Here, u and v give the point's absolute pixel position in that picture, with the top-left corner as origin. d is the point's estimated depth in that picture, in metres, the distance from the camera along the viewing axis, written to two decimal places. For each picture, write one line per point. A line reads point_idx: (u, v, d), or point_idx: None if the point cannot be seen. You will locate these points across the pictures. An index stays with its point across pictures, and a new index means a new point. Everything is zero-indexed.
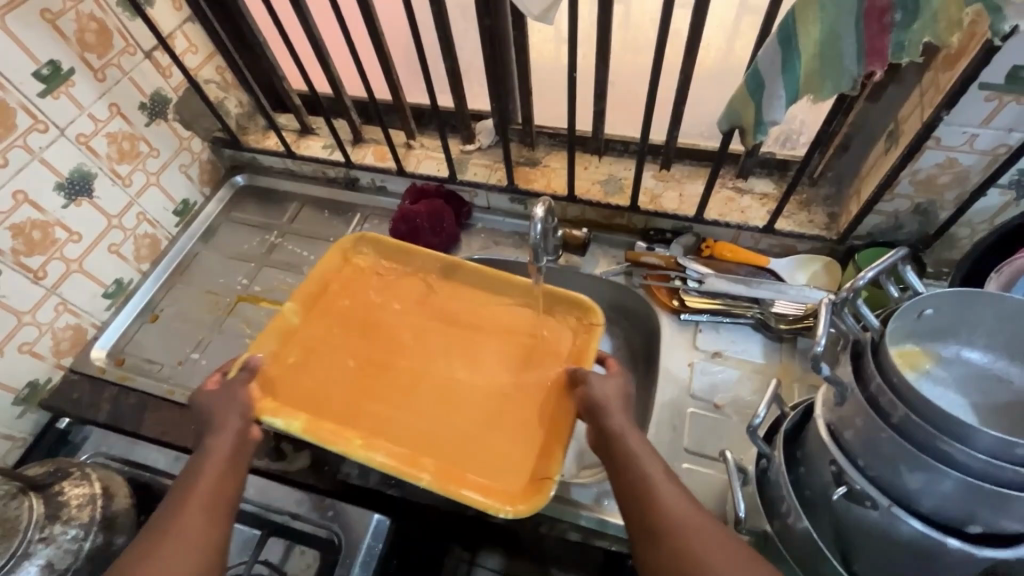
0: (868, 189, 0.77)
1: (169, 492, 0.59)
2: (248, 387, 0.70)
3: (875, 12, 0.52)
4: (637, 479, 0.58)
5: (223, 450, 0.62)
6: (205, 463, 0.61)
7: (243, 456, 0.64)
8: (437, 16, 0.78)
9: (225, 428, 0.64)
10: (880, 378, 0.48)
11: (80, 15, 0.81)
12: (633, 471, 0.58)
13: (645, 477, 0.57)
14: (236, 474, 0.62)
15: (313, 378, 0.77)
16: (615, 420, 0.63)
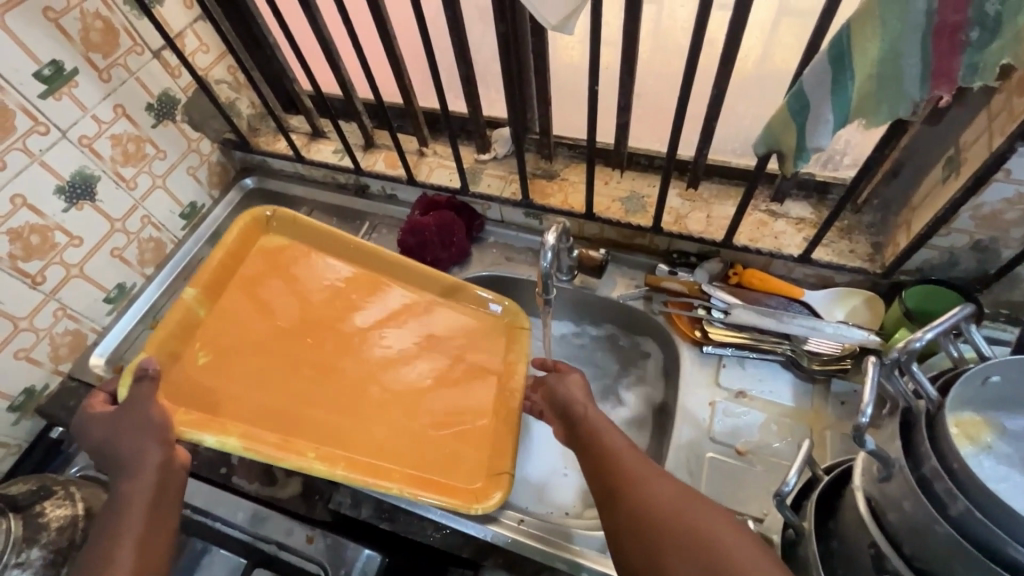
0: (920, 221, 0.69)
1: (95, 545, 0.59)
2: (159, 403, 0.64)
3: (946, 29, 0.44)
4: (600, 453, 0.59)
5: (138, 504, 0.60)
6: (125, 522, 0.59)
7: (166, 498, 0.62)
8: (452, 20, 0.72)
9: (141, 469, 0.61)
10: (936, 461, 0.41)
11: (85, 13, 0.78)
12: (604, 456, 0.58)
13: (608, 451, 0.59)
14: (165, 518, 0.61)
15: (223, 375, 0.73)
16: (581, 406, 0.65)
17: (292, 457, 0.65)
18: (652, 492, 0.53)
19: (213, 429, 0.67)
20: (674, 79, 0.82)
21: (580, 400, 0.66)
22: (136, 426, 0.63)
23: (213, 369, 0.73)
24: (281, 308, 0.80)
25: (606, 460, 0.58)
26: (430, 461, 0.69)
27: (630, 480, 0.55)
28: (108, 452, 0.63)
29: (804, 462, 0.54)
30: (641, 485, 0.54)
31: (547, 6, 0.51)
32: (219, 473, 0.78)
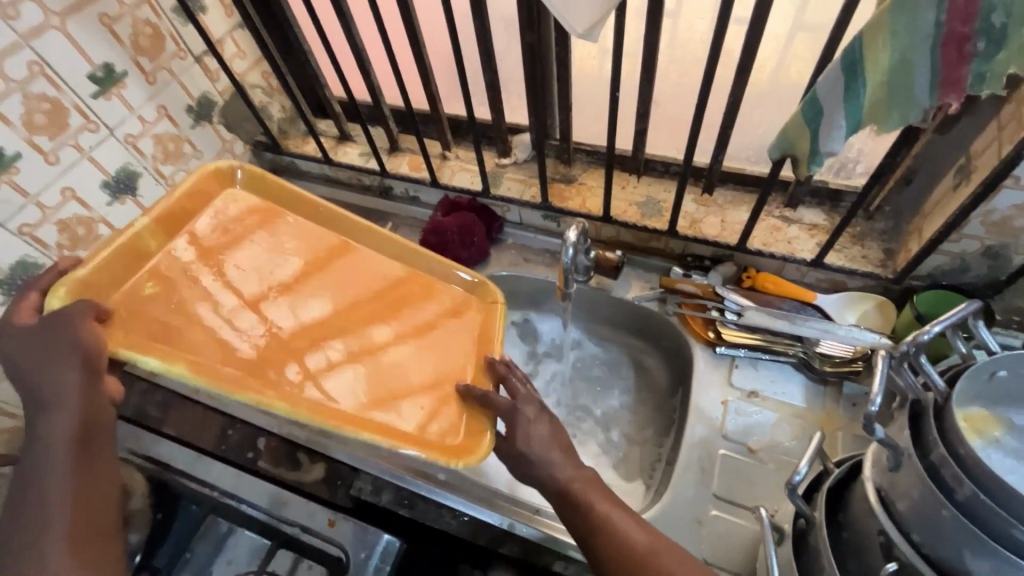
0: (932, 228, 0.71)
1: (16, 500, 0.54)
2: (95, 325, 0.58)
3: (955, 39, 0.47)
4: (594, 525, 0.55)
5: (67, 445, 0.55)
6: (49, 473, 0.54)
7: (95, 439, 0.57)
8: (480, 30, 0.76)
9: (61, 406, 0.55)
10: (943, 447, 0.43)
11: (136, 20, 0.83)
12: (596, 526, 0.55)
13: (605, 523, 0.55)
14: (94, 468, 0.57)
15: (172, 307, 0.65)
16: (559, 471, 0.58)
17: (250, 393, 0.58)
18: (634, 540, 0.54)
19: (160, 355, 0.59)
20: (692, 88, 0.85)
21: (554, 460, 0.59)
22: (57, 347, 0.56)
23: (160, 301, 0.65)
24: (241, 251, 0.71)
25: (580, 508, 0.56)
26: (405, 411, 0.62)
27: (611, 529, 0.55)
28: (28, 376, 0.57)
29: (816, 455, 0.56)
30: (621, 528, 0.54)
31: (575, 14, 0.54)
32: (244, 456, 0.81)
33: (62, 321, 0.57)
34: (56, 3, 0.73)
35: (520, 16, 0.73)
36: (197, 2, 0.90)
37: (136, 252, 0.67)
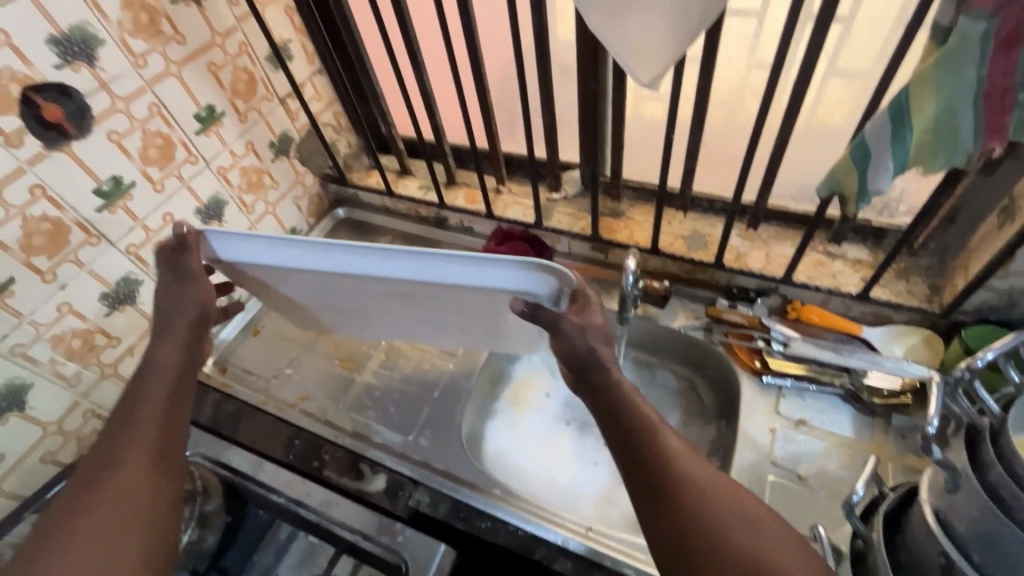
0: (978, 264, 0.73)
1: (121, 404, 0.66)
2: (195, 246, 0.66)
3: (995, 92, 0.51)
4: (641, 431, 0.59)
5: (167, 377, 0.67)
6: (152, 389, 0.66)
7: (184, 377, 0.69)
8: (543, 78, 0.84)
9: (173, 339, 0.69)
10: (1001, 468, 0.45)
11: (236, 67, 0.94)
12: (645, 433, 0.59)
13: (651, 429, 0.59)
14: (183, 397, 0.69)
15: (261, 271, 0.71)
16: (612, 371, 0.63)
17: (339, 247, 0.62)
18: (679, 457, 0.57)
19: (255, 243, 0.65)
20: (738, 133, 0.90)
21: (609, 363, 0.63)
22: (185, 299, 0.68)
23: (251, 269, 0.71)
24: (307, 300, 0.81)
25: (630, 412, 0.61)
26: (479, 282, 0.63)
27: (656, 438, 0.59)
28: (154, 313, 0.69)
29: (872, 479, 0.58)
30: (669, 442, 0.58)
31: (643, 67, 0.61)
32: (312, 465, 0.86)
33: (183, 272, 0.67)
34: (176, 54, 0.84)
35: (582, 66, 0.81)
36: (286, 51, 1.00)
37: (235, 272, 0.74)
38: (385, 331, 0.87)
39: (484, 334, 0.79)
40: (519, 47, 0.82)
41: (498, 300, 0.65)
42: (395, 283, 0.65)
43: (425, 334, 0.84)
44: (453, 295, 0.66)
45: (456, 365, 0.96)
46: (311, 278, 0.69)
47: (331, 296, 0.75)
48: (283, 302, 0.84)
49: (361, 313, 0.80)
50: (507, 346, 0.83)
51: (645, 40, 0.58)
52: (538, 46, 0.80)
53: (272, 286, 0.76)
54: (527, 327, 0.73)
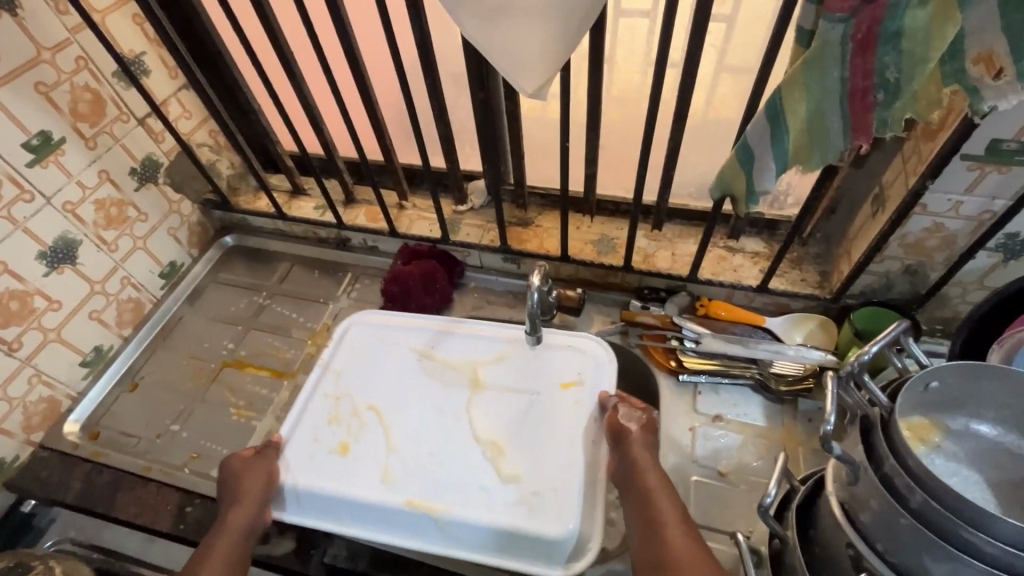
0: (859, 251, 0.77)
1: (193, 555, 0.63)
2: (354, 330, 0.82)
3: (858, 93, 0.52)
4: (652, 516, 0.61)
5: (235, 534, 0.64)
6: (216, 547, 0.63)
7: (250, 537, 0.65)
8: (432, 87, 0.79)
9: (246, 504, 0.65)
10: (894, 459, 0.47)
11: (75, 86, 0.81)
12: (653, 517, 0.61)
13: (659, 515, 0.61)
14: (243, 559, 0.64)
15: (358, 377, 0.78)
16: (638, 455, 0.65)
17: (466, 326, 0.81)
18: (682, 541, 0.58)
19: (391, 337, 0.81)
20: (635, 135, 0.90)
21: (640, 452, 0.66)
22: (256, 476, 0.67)
23: (350, 381, 0.77)
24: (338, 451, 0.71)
25: (648, 503, 0.62)
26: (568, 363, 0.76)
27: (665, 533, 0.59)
28: (229, 487, 0.67)
29: (783, 476, 0.59)
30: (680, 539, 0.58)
31: (525, 77, 0.57)
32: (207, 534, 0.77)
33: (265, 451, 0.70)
34: None
35: (470, 75, 0.77)
36: (139, 66, 0.88)
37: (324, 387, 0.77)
38: (400, 478, 0.69)
39: (531, 461, 0.69)
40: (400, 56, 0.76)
41: (563, 360, 0.76)
42: (499, 352, 0.78)
43: (458, 464, 0.69)
44: (527, 357, 0.77)
45: None
46: (418, 355, 0.79)
47: (397, 390, 0.76)
48: (312, 431, 0.73)
49: (399, 427, 0.73)
50: (548, 496, 0.66)
51: (527, 58, 0.56)
52: (422, 55, 0.75)
53: (344, 373, 0.78)
54: (548, 407, 0.73)
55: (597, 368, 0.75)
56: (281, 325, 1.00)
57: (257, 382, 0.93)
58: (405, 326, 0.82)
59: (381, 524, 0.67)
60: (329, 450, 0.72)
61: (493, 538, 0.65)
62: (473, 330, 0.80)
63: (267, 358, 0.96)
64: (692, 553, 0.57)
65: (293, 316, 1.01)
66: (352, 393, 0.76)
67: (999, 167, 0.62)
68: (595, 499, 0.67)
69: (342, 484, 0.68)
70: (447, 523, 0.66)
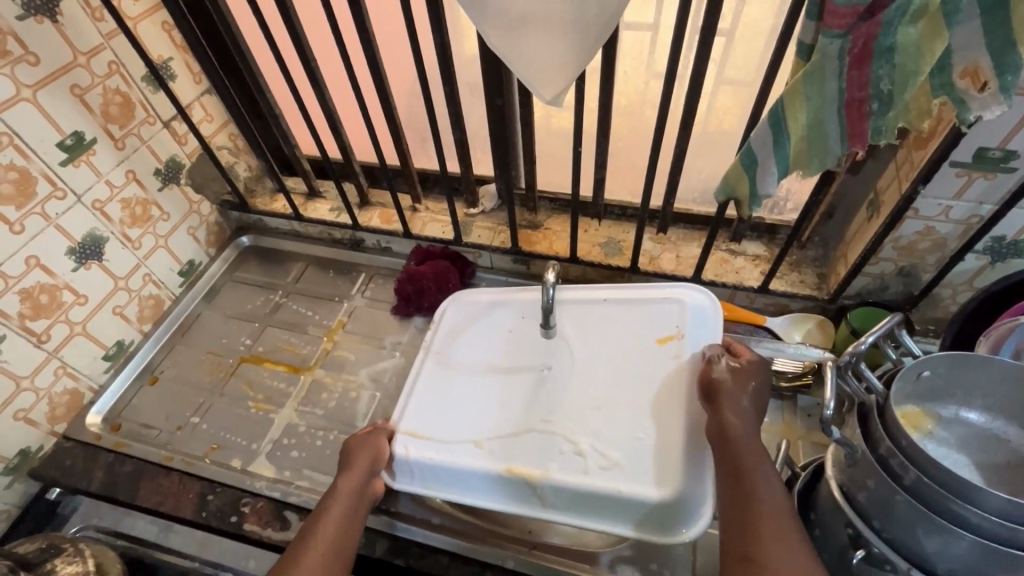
0: (855, 253, 0.81)
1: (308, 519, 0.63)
2: (447, 316, 0.82)
3: (853, 102, 0.56)
4: (744, 498, 0.55)
5: (350, 495, 0.65)
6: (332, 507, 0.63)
7: (361, 507, 0.65)
8: (450, 95, 0.83)
9: (357, 471, 0.67)
10: (889, 441, 0.50)
11: (107, 89, 0.84)
12: (748, 500, 0.55)
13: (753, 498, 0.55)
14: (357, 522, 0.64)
15: (457, 359, 0.77)
16: (735, 425, 0.59)
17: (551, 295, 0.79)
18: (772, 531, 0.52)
19: (480, 315, 0.80)
20: (642, 142, 0.95)
21: (738, 422, 0.60)
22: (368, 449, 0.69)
23: (448, 363, 0.76)
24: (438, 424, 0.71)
25: (741, 481, 0.56)
26: (665, 320, 0.73)
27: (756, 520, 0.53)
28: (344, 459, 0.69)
29: (785, 462, 0.63)
30: (779, 525, 0.53)
31: (545, 84, 0.61)
32: (229, 521, 0.79)
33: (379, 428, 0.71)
34: (29, 76, 0.75)
35: (486, 83, 0.81)
36: (167, 71, 0.92)
37: (421, 372, 0.76)
38: (495, 446, 0.68)
39: (631, 422, 0.66)
40: (421, 65, 0.80)
41: (658, 316, 0.74)
42: (592, 318, 0.76)
43: (557, 431, 0.68)
44: (622, 320, 0.75)
45: (382, 392, 0.93)
46: (510, 328, 0.78)
47: (492, 363, 0.75)
48: (418, 406, 0.73)
49: (498, 397, 0.72)
50: (644, 459, 0.64)
51: (544, 64, 0.60)
52: (441, 63, 0.79)
53: (444, 352, 0.78)
54: (651, 367, 0.70)
55: (696, 320, 0.73)
56: (297, 323, 1.03)
57: (274, 376, 0.96)
58: (496, 301, 0.81)
59: (481, 491, 0.67)
60: (432, 422, 0.71)
61: (598, 501, 0.63)
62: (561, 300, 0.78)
63: (283, 354, 0.99)
64: (788, 539, 0.52)
65: (309, 314, 1.04)
66: (451, 374, 0.75)
67: (986, 174, 0.66)
68: (701, 457, 0.63)
69: (446, 456, 0.68)
70: (548, 492, 0.65)
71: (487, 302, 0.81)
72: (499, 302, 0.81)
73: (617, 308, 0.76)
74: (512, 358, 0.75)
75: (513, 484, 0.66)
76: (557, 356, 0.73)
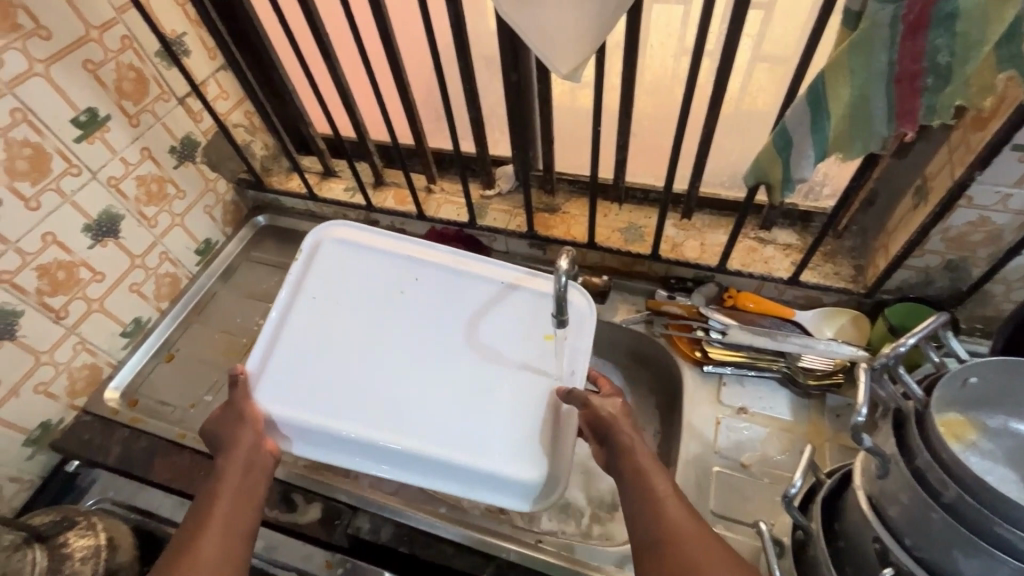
0: (898, 243, 0.75)
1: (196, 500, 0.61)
2: (319, 261, 0.78)
3: (906, 76, 0.50)
4: (645, 494, 0.56)
5: (237, 469, 0.62)
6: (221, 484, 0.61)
7: (254, 475, 0.63)
8: (464, 70, 0.79)
9: (239, 444, 0.65)
10: (928, 453, 0.46)
11: (120, 65, 0.83)
12: (650, 496, 0.56)
13: (654, 492, 0.56)
14: (253, 490, 0.61)
15: (326, 320, 0.75)
16: (624, 434, 0.61)
17: (429, 264, 0.77)
18: (675, 520, 0.54)
19: (357, 271, 0.77)
20: (669, 120, 0.89)
21: (624, 430, 0.62)
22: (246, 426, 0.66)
23: (319, 322, 0.74)
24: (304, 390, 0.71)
25: (639, 479, 0.58)
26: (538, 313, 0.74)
27: (662, 505, 0.55)
28: (224, 439, 0.66)
29: (810, 468, 0.59)
30: (677, 513, 0.54)
31: (561, 57, 0.57)
32: None
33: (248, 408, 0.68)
34: (41, 51, 0.74)
35: (502, 57, 0.77)
36: (180, 46, 0.90)
37: (288, 326, 0.74)
38: (363, 411, 0.70)
39: (499, 403, 0.70)
40: (434, 38, 0.75)
41: (540, 309, 0.74)
42: (467, 291, 0.76)
43: (427, 403, 0.70)
44: (499, 302, 0.75)
45: None
46: (386, 289, 0.76)
47: (364, 325, 0.74)
48: (282, 365, 0.72)
49: (368, 360, 0.72)
50: (507, 441, 0.67)
51: (558, 35, 0.55)
52: (456, 35, 0.74)
53: (326, 301, 0.76)
54: (529, 358, 0.72)
55: (575, 317, 0.74)
56: None
57: None
58: (394, 255, 0.78)
59: (348, 452, 0.69)
60: (297, 384, 0.71)
61: (461, 471, 0.67)
62: (437, 269, 0.77)
63: None
64: (691, 524, 0.54)
65: None
66: (321, 336, 0.74)
67: None
68: (558, 441, 0.67)
69: (314, 419, 0.69)
70: (411, 459, 0.68)
71: (367, 256, 0.78)
72: (376, 255, 0.78)
73: (497, 288, 0.76)
74: (384, 330, 0.74)
75: (378, 448, 0.68)
76: (532, 345, 0.72)
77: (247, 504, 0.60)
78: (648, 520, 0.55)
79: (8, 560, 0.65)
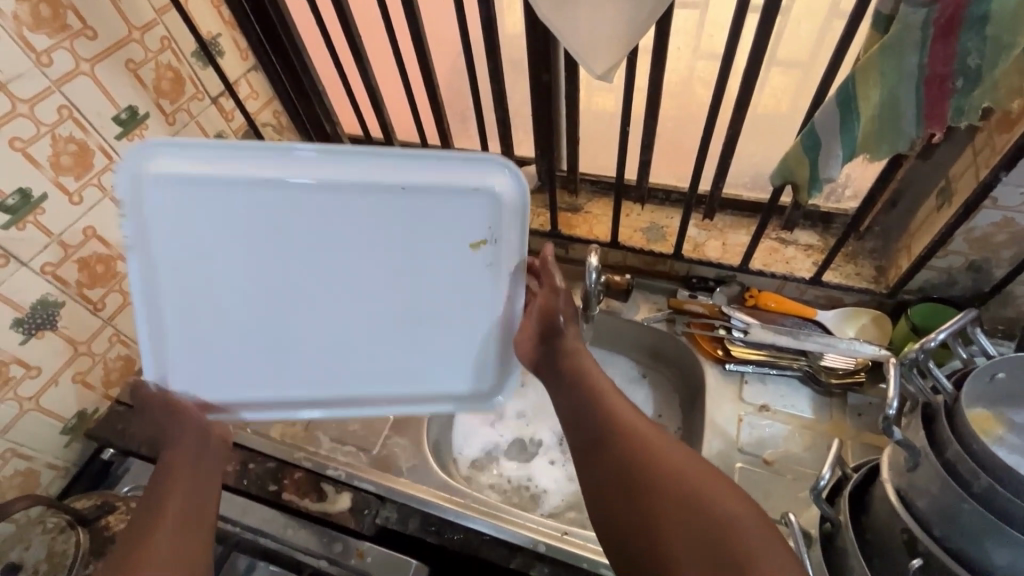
0: (920, 244, 0.76)
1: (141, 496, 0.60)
2: (154, 199, 0.63)
3: (935, 78, 0.51)
4: (590, 395, 0.63)
5: (186, 458, 0.62)
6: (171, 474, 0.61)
7: (206, 459, 0.64)
8: (494, 71, 0.80)
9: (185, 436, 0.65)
10: (959, 445, 0.47)
11: (159, 64, 0.86)
12: (595, 396, 0.62)
13: (596, 392, 0.63)
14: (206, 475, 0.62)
15: (212, 265, 0.66)
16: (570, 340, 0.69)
17: (292, 170, 0.63)
18: (620, 416, 0.59)
19: (212, 202, 0.64)
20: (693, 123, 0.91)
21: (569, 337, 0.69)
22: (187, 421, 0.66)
23: (205, 271, 0.66)
24: (225, 341, 0.69)
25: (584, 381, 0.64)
26: (449, 220, 0.66)
27: (605, 402, 0.61)
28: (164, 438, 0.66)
29: (837, 462, 0.60)
30: (620, 410, 0.60)
31: (595, 58, 0.58)
32: (267, 489, 0.80)
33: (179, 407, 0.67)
34: (86, 50, 0.76)
35: (531, 60, 0.79)
36: (215, 47, 0.93)
37: (176, 283, 0.67)
38: (303, 361, 0.71)
39: (438, 327, 0.70)
40: (467, 42, 0.77)
41: (456, 209, 0.65)
42: (365, 202, 0.65)
43: (360, 338, 0.70)
44: (406, 213, 0.65)
45: None
46: (254, 212, 0.64)
47: (255, 261, 0.66)
48: (187, 327, 0.68)
49: (277, 299, 0.68)
50: (452, 360, 0.72)
51: (595, 37, 0.57)
52: (488, 38, 0.76)
53: (191, 245, 0.65)
54: (462, 278, 0.68)
55: (495, 210, 0.65)
56: None
57: None
58: (242, 172, 0.62)
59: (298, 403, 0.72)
60: (215, 344, 0.69)
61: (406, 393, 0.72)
62: (315, 179, 0.63)
63: None
64: (638, 421, 0.59)
65: None
66: (216, 284, 0.67)
67: None
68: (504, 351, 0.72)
69: (254, 378, 0.70)
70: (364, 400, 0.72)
71: (208, 176, 0.63)
72: (219, 176, 0.62)
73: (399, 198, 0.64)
74: (287, 259, 0.67)
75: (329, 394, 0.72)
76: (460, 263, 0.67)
77: (201, 486, 0.61)
78: (594, 416, 0.60)
79: (53, 542, 0.68)
